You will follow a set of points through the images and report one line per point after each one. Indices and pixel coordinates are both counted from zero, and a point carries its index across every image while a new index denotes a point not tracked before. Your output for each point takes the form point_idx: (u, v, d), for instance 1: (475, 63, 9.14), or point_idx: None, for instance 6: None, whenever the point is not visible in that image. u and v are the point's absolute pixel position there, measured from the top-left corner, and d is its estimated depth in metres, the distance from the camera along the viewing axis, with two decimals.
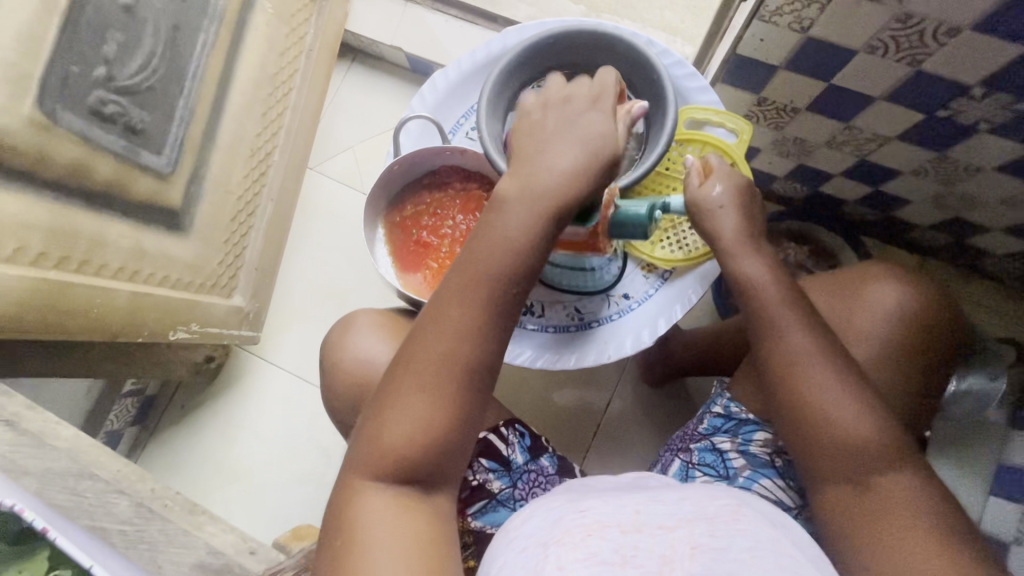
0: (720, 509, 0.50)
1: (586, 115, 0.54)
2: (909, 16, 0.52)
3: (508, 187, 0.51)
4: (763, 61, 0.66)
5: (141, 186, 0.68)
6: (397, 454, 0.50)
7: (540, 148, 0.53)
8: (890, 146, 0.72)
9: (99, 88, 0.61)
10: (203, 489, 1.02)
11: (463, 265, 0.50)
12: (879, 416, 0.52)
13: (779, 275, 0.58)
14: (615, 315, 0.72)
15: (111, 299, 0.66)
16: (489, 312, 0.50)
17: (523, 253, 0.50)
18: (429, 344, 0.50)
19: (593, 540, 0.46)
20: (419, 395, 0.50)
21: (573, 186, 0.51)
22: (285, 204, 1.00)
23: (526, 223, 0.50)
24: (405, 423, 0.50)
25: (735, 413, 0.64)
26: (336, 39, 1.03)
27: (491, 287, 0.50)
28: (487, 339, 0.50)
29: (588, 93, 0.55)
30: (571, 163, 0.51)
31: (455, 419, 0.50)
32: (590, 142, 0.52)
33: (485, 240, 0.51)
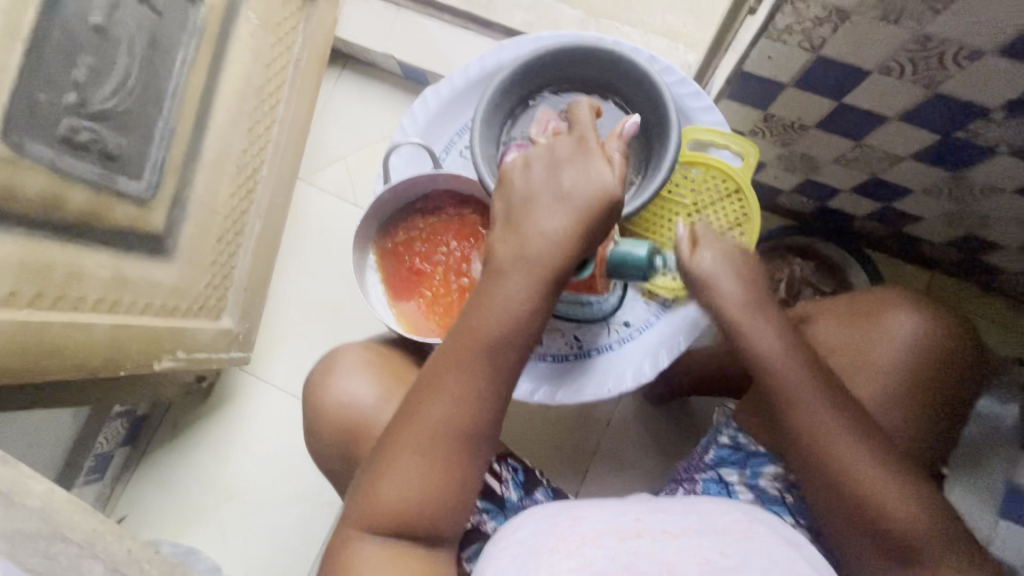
0: (730, 525, 0.51)
1: (575, 161, 0.50)
2: (928, 39, 0.49)
3: (506, 245, 0.50)
4: (771, 79, 0.63)
5: (120, 213, 0.65)
6: (399, 514, 0.48)
7: (530, 206, 0.50)
8: (902, 165, 0.68)
9: (71, 114, 0.58)
10: (196, 510, 1.00)
11: (468, 318, 0.49)
12: (905, 487, 0.50)
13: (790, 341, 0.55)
14: (615, 343, 0.70)
15: (90, 333, 0.63)
16: (494, 369, 0.49)
17: (528, 311, 0.49)
18: (429, 405, 0.49)
19: (588, 548, 0.47)
20: (417, 451, 0.49)
21: (572, 245, 0.49)
22: (275, 220, 0.97)
23: (527, 280, 0.49)
24: (408, 478, 0.48)
25: (743, 444, 0.62)
26: (325, 46, 0.99)
27: (495, 345, 0.49)
28: (490, 396, 0.49)
29: (570, 141, 0.52)
30: (568, 222, 0.49)
31: (457, 475, 0.49)
32: (587, 194, 0.49)
33: (489, 296, 0.49)
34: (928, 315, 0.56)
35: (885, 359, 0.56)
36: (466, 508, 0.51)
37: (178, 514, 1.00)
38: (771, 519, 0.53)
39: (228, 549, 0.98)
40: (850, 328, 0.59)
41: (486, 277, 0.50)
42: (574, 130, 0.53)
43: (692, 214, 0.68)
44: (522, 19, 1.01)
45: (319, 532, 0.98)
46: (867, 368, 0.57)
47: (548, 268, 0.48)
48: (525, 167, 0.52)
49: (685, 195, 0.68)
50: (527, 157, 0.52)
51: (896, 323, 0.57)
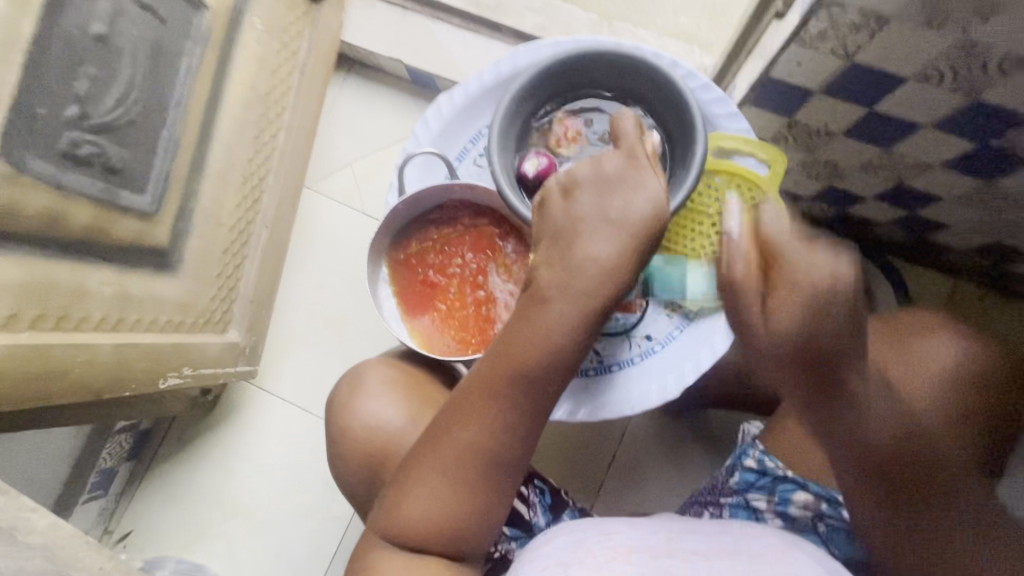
0: (765, 548, 0.49)
1: (627, 179, 0.46)
2: (974, 46, 0.46)
3: (553, 271, 0.46)
4: (799, 85, 0.60)
5: (123, 228, 0.63)
6: (421, 534, 0.47)
7: (580, 227, 0.46)
8: (933, 173, 0.66)
9: (72, 128, 0.56)
10: (202, 526, 0.98)
11: (510, 341, 0.46)
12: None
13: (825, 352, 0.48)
14: (637, 357, 0.67)
15: (92, 354, 0.61)
16: (531, 396, 0.46)
17: (570, 342, 0.45)
18: (459, 430, 0.46)
19: (618, 564, 0.47)
20: (450, 474, 0.46)
21: (623, 273, 0.45)
22: (281, 229, 0.94)
23: (573, 315, 0.45)
24: (432, 498, 0.47)
25: (769, 468, 0.59)
26: (331, 51, 0.97)
27: (533, 374, 0.45)
28: (525, 425, 0.47)
29: (618, 156, 0.48)
30: (622, 247, 0.45)
31: (483, 499, 0.47)
32: (643, 216, 0.45)
33: (529, 322, 0.46)
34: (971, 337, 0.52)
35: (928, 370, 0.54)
36: (490, 531, 0.49)
37: (182, 530, 0.98)
38: (801, 540, 0.51)
39: (236, 565, 0.96)
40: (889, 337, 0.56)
41: (530, 299, 0.46)
42: (622, 146, 0.49)
43: None
44: (533, 22, 0.99)
45: (328, 547, 0.96)
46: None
47: (597, 296, 0.45)
48: (569, 188, 0.47)
49: None
50: (574, 175, 0.48)
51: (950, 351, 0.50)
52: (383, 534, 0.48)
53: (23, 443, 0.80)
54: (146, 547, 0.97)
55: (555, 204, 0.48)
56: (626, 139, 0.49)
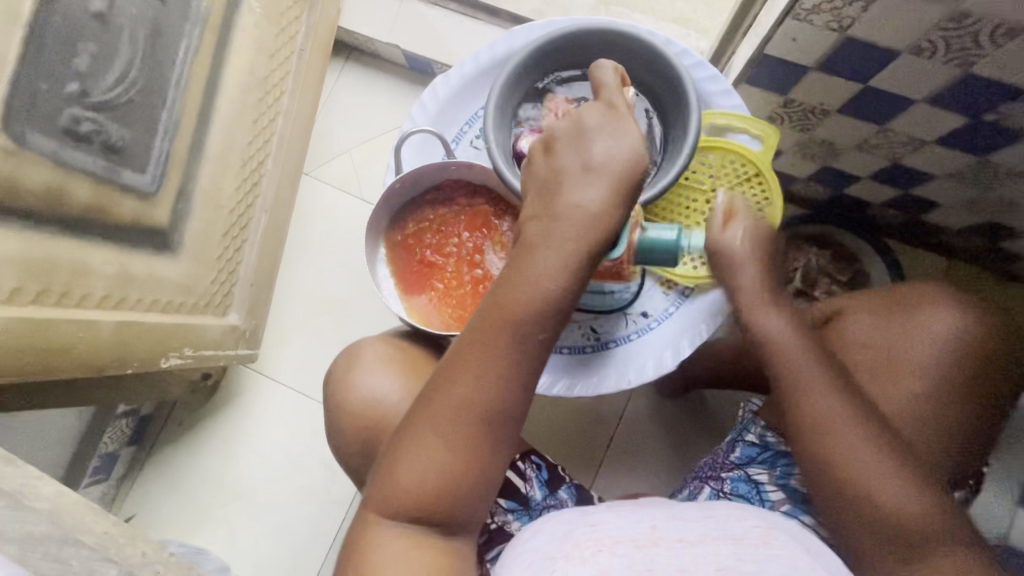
0: (748, 530, 0.51)
1: (606, 128, 0.48)
2: (965, 16, 0.47)
3: (537, 221, 0.48)
4: (793, 63, 0.61)
5: (124, 207, 0.63)
6: (418, 499, 0.47)
7: (564, 178, 0.48)
8: (926, 150, 0.67)
9: (72, 105, 0.56)
10: (203, 510, 0.98)
11: (500, 292, 0.47)
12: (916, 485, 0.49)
13: (799, 328, 0.57)
14: (634, 334, 0.68)
15: (94, 332, 0.62)
16: (522, 347, 0.47)
17: (558, 288, 0.46)
18: (450, 384, 0.47)
19: (603, 556, 0.47)
20: (445, 426, 0.47)
21: (608, 218, 0.47)
22: (280, 214, 0.95)
23: (559, 260, 0.46)
24: (429, 458, 0.47)
25: (770, 442, 0.61)
26: (328, 37, 0.97)
27: (520, 324, 0.46)
28: (517, 381, 0.47)
29: (598, 108, 0.49)
30: (606, 194, 0.47)
31: (478, 453, 0.48)
32: (622, 162, 0.47)
33: (519, 274, 0.47)
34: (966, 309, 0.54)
35: (917, 346, 0.55)
36: (488, 494, 0.50)
37: (184, 515, 0.99)
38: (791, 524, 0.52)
39: (238, 548, 0.97)
40: (884, 321, 0.57)
41: (518, 250, 0.48)
42: (601, 97, 0.50)
43: (710, 200, 0.67)
44: (531, 8, 0.99)
45: (330, 530, 0.97)
46: (898, 370, 0.55)
47: (581, 242, 0.46)
48: (552, 144, 0.50)
49: (703, 181, 0.66)
50: (555, 130, 0.50)
51: (932, 320, 0.55)
52: (380, 508, 0.48)
53: (25, 425, 0.80)
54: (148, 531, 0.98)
55: (538, 159, 0.50)
56: (606, 88, 0.51)
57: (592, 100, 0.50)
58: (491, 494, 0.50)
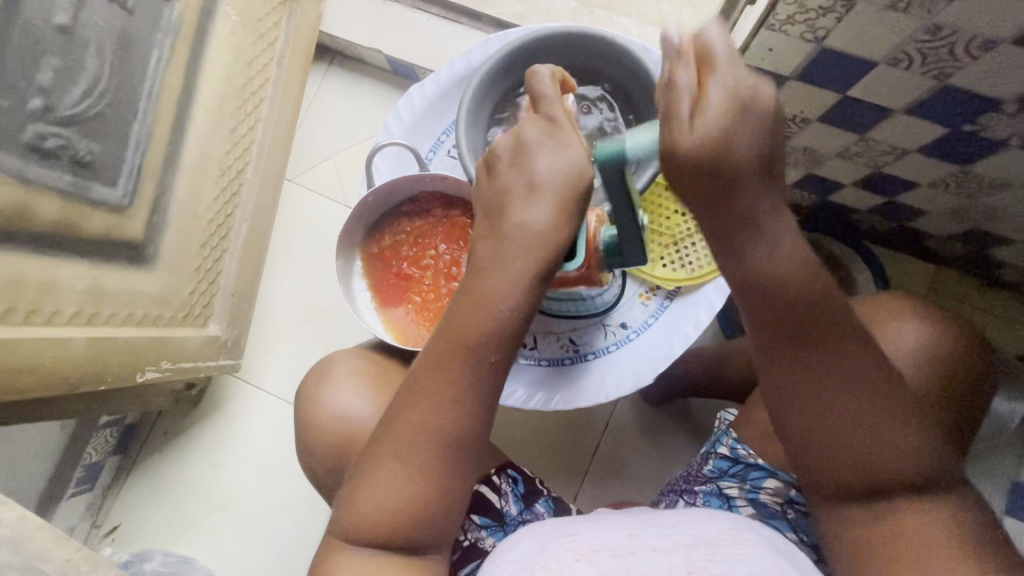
0: (720, 532, 0.49)
1: (548, 146, 0.47)
2: (939, 28, 0.46)
3: (486, 244, 0.48)
4: (771, 72, 0.60)
5: (95, 221, 0.63)
6: (380, 525, 0.47)
7: (508, 199, 0.48)
8: (908, 158, 0.66)
9: (36, 121, 0.56)
10: (189, 519, 0.98)
11: (454, 315, 0.48)
12: (903, 447, 0.46)
13: (789, 223, 0.47)
14: (613, 346, 0.67)
15: (66, 348, 0.61)
16: (476, 372, 0.47)
17: (510, 310, 0.47)
18: (410, 408, 0.47)
19: (580, 565, 0.46)
20: (404, 450, 0.47)
21: (557, 238, 0.47)
22: (262, 222, 0.94)
23: (510, 281, 0.47)
24: (389, 483, 0.47)
25: (742, 456, 0.59)
26: (310, 42, 0.96)
27: (473, 349, 0.47)
28: (475, 403, 0.47)
29: (541, 124, 0.48)
30: (552, 211, 0.47)
31: (437, 474, 0.47)
32: (565, 176, 0.47)
33: (471, 297, 0.47)
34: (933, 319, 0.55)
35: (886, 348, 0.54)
36: (455, 516, 0.49)
37: (169, 524, 0.98)
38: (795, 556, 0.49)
39: (224, 558, 0.96)
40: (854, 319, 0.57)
41: (470, 271, 0.49)
42: (541, 108, 0.49)
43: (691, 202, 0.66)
44: (514, 11, 0.98)
45: (315, 539, 0.96)
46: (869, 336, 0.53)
47: (532, 262, 0.47)
48: (496, 163, 0.50)
49: None
50: (497, 150, 0.50)
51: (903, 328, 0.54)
52: (346, 534, 0.48)
53: (3, 440, 0.80)
54: (133, 542, 0.98)
55: (490, 175, 0.50)
56: (546, 100, 0.49)
57: (533, 114, 0.49)
58: (457, 516, 0.50)
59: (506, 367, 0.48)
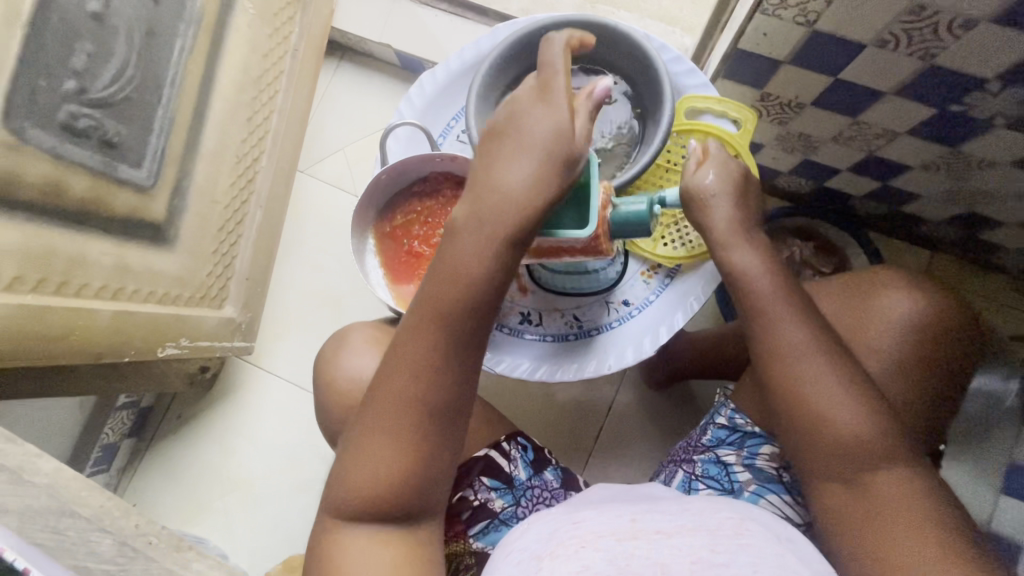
0: (722, 522, 0.50)
1: (536, 113, 0.49)
2: (923, 9, 0.49)
3: (464, 208, 0.50)
4: (767, 57, 0.63)
5: (120, 200, 0.66)
6: (373, 490, 0.49)
7: (495, 164, 0.50)
8: (899, 141, 0.69)
9: (69, 102, 0.59)
10: (202, 500, 1.01)
11: (429, 285, 0.50)
12: (879, 417, 0.50)
13: (771, 267, 0.56)
14: (615, 322, 0.70)
15: (92, 320, 0.64)
16: (453, 340, 0.49)
17: (483, 276, 0.49)
18: (394, 377, 0.50)
19: (586, 551, 0.46)
20: (390, 416, 0.49)
21: (531, 204, 0.48)
22: (275, 210, 0.97)
23: (482, 246, 0.49)
24: (376, 451, 0.49)
25: (739, 425, 0.62)
26: (323, 37, 1.00)
27: (449, 316, 0.49)
28: (450, 369, 0.50)
29: (532, 91, 0.50)
30: (534, 174, 0.48)
31: (427, 439, 0.50)
32: (545, 144, 0.48)
33: (445, 264, 0.49)
34: (920, 290, 0.56)
35: (877, 331, 0.56)
36: (443, 477, 0.52)
37: (181, 505, 1.01)
38: (766, 516, 0.52)
39: (235, 537, 0.99)
40: (845, 303, 0.59)
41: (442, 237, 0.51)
42: (540, 75, 0.51)
43: None
44: (519, 6, 1.01)
45: None
46: (859, 321, 0.57)
47: (499, 227, 0.48)
48: (491, 130, 0.52)
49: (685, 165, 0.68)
50: (494, 118, 0.52)
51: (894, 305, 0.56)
52: (341, 503, 0.50)
53: (27, 416, 0.83)
54: None
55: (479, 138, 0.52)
56: (547, 66, 0.50)
57: (529, 82, 0.51)
58: (445, 477, 0.52)
59: (484, 330, 0.51)
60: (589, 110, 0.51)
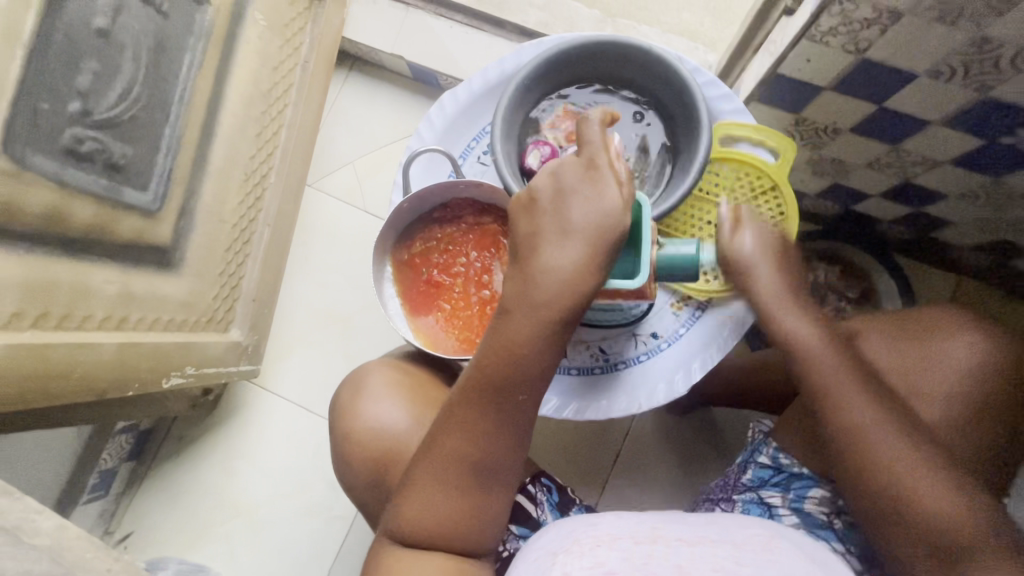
0: (750, 538, 0.49)
1: (582, 190, 0.47)
2: (986, 41, 0.47)
3: (511, 283, 0.48)
4: (808, 82, 0.61)
5: (126, 226, 0.62)
6: (424, 543, 0.49)
7: (539, 240, 0.47)
8: (939, 170, 0.66)
9: (73, 124, 0.55)
10: (202, 527, 0.97)
11: (481, 352, 0.48)
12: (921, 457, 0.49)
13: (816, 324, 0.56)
14: (643, 356, 0.67)
15: (94, 353, 0.60)
16: (506, 410, 0.49)
17: (537, 348, 0.47)
18: (447, 441, 0.49)
19: (601, 550, 0.46)
20: (441, 477, 0.49)
21: (582, 282, 0.46)
22: (283, 227, 0.94)
23: (533, 322, 0.47)
24: (427, 505, 0.49)
25: (784, 465, 0.59)
26: (333, 47, 0.96)
27: (502, 387, 0.48)
28: (504, 437, 0.49)
29: (577, 165, 0.48)
30: (581, 255, 0.46)
31: (477, 499, 0.50)
32: (595, 224, 0.46)
33: (497, 336, 0.48)
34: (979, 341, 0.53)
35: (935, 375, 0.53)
36: (496, 528, 0.52)
37: (180, 533, 0.97)
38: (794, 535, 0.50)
39: (238, 564, 0.95)
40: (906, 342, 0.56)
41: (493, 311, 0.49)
42: (582, 152, 0.48)
43: None
44: (537, 19, 0.98)
45: (330, 548, 0.95)
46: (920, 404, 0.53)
47: (554, 308, 0.46)
48: (529, 202, 0.49)
49: (720, 194, 0.66)
50: (533, 190, 0.49)
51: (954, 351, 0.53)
52: (387, 547, 0.50)
53: (23, 445, 0.79)
54: (146, 549, 0.96)
55: (519, 208, 0.50)
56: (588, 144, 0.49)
57: (571, 157, 0.49)
58: (497, 529, 0.52)
59: (536, 396, 0.49)
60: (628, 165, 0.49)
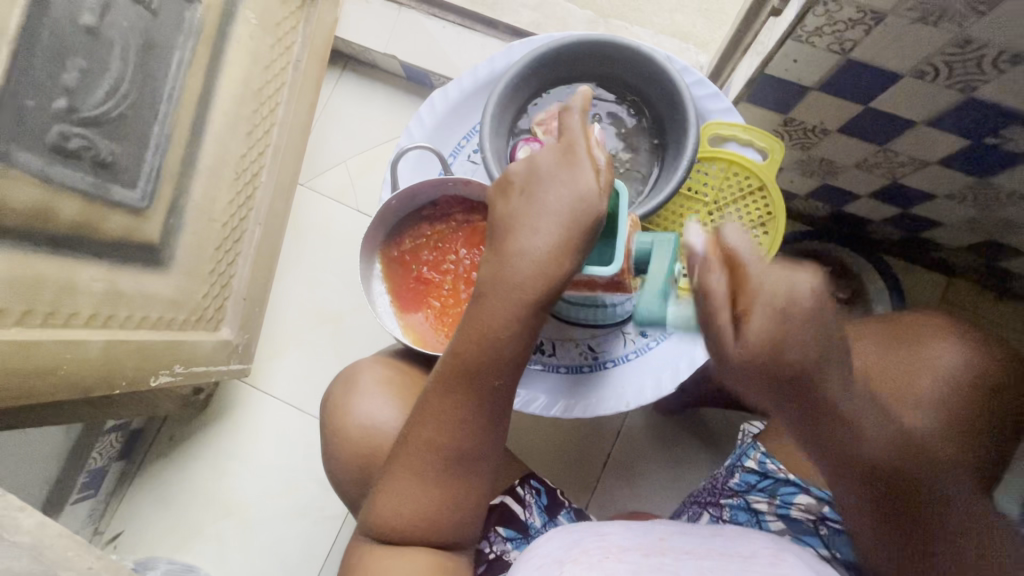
0: (757, 550, 0.48)
1: (558, 176, 0.47)
2: (968, 42, 0.47)
3: (487, 268, 0.48)
4: (795, 83, 0.61)
5: (114, 223, 0.62)
6: (405, 530, 0.50)
7: (513, 224, 0.47)
8: (926, 170, 0.67)
9: (60, 121, 0.55)
10: (192, 526, 0.97)
11: (458, 339, 0.48)
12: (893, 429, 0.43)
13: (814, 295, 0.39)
14: (632, 354, 0.67)
15: (81, 351, 0.60)
16: (482, 397, 0.48)
17: (513, 334, 0.47)
18: (424, 426, 0.49)
19: (610, 561, 0.47)
20: (420, 463, 0.49)
21: (557, 267, 0.46)
22: (275, 226, 0.94)
23: (509, 307, 0.46)
24: (405, 492, 0.49)
25: (770, 470, 0.60)
26: (326, 46, 0.96)
27: (478, 372, 0.48)
28: (479, 422, 0.49)
29: (555, 151, 0.48)
30: (554, 238, 0.45)
31: (456, 485, 0.50)
32: (571, 209, 0.46)
33: (473, 321, 0.48)
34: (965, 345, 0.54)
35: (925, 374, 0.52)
36: (475, 514, 0.52)
37: (170, 533, 0.96)
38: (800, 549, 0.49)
39: (228, 565, 0.95)
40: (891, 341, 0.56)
41: (471, 297, 0.49)
42: (560, 139, 0.48)
43: (712, 213, 0.66)
44: (530, 19, 0.98)
45: (322, 549, 0.95)
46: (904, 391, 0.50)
47: (529, 293, 0.46)
48: (508, 188, 0.49)
49: (708, 193, 0.66)
50: (511, 175, 0.49)
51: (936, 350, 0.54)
52: (371, 533, 0.51)
53: (11, 443, 0.79)
54: (136, 549, 0.96)
55: (498, 193, 0.50)
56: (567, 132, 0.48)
57: (550, 143, 0.49)
58: (477, 514, 0.52)
59: (513, 381, 0.49)
60: (607, 156, 0.48)
